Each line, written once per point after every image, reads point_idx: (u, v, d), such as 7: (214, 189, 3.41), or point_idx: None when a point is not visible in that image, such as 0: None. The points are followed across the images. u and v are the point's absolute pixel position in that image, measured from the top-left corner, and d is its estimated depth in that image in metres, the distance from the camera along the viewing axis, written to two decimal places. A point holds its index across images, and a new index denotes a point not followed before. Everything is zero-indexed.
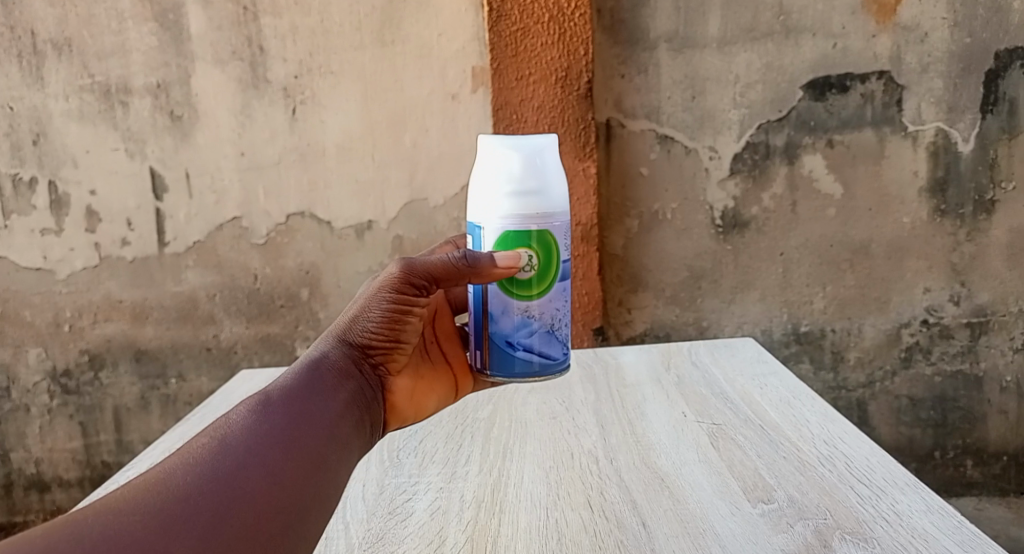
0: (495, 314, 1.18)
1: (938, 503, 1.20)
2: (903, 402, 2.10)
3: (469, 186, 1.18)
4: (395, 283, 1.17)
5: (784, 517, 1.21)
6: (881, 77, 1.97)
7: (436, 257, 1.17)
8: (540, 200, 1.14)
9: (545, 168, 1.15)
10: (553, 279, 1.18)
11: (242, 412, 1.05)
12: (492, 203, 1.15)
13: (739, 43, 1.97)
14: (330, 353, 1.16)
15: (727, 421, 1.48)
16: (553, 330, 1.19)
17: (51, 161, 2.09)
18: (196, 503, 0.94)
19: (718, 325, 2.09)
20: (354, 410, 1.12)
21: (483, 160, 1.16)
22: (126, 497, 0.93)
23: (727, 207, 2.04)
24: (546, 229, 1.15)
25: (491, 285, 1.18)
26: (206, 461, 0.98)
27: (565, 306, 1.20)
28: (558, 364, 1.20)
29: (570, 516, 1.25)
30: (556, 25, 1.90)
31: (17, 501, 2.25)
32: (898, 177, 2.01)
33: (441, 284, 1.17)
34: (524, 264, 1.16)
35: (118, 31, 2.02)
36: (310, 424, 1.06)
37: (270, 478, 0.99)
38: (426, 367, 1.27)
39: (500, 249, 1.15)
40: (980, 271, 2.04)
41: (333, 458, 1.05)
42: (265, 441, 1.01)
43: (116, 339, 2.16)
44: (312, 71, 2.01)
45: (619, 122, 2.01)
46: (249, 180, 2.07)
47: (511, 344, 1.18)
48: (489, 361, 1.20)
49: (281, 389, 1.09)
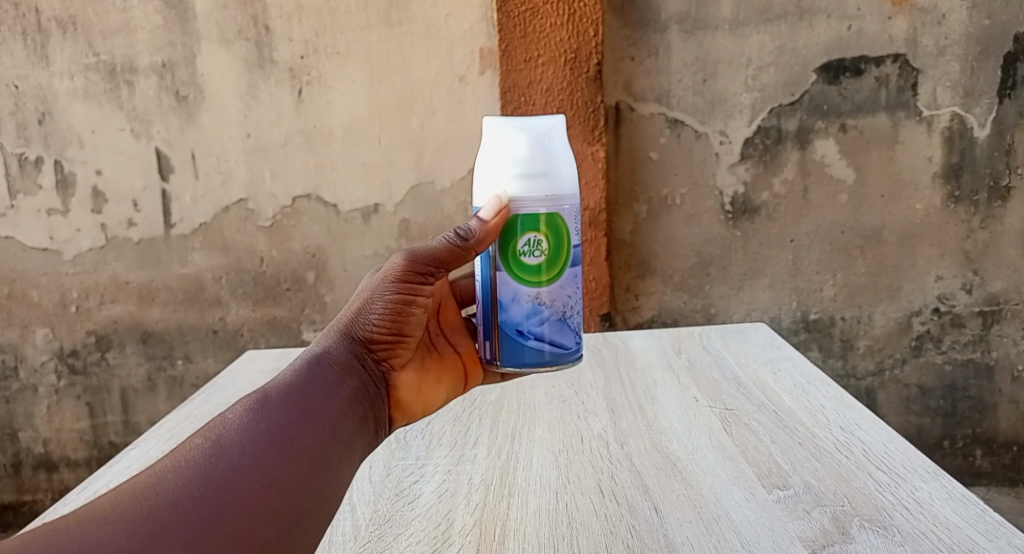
0: (505, 303, 1.16)
1: (961, 491, 1.18)
2: (913, 391, 2.07)
3: (475, 167, 1.17)
4: (400, 272, 1.17)
5: (800, 503, 1.20)
6: (896, 60, 1.94)
7: (440, 243, 1.18)
8: (548, 182, 1.13)
9: (553, 148, 1.13)
10: (564, 266, 1.16)
11: (241, 410, 1.04)
12: (500, 187, 1.14)
13: (751, 25, 1.94)
14: (333, 348, 1.15)
15: (739, 406, 1.46)
16: (565, 318, 1.17)
17: (57, 141, 2.08)
18: (186, 510, 0.93)
19: (726, 312, 2.07)
20: (358, 407, 1.12)
21: (490, 142, 1.15)
22: (113, 503, 0.93)
23: (737, 193, 2.01)
24: (555, 212, 1.14)
25: (500, 272, 1.16)
26: (198, 464, 0.97)
27: (576, 293, 1.18)
28: (570, 354, 1.18)
29: (580, 499, 1.24)
30: (566, 6, 1.87)
31: (25, 481, 2.27)
32: (912, 162, 1.98)
33: (447, 269, 1.19)
34: (534, 249, 1.15)
35: (123, 10, 2.01)
36: (310, 422, 1.05)
37: (266, 480, 0.98)
38: (433, 359, 1.26)
39: (484, 204, 1.14)
40: (993, 259, 2.01)
41: (335, 457, 1.05)
42: (263, 441, 1.01)
43: (123, 320, 2.16)
44: (318, 50, 1.99)
45: (628, 105, 1.99)
46: (256, 161, 2.06)
47: (522, 333, 1.16)
48: (499, 352, 1.18)
49: (281, 386, 1.08)
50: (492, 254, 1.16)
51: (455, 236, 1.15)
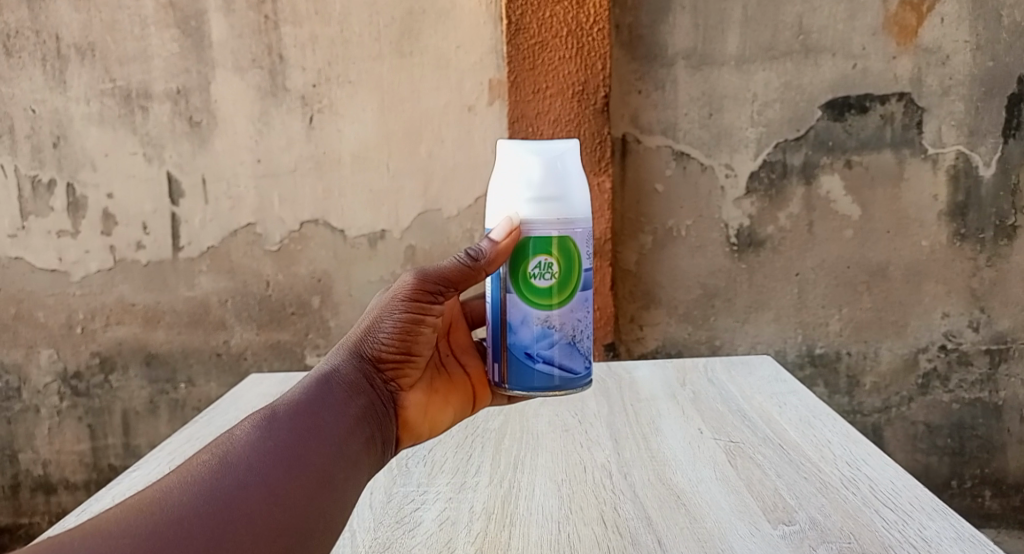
0: (515, 325, 1.16)
1: (969, 531, 1.16)
2: (920, 428, 2.05)
3: (489, 188, 1.17)
4: (410, 290, 1.17)
5: (806, 539, 1.18)
6: (900, 98, 1.96)
7: (450, 263, 1.19)
8: (561, 207, 1.13)
9: (566, 173, 1.14)
10: (574, 289, 1.16)
11: (248, 427, 1.04)
12: (512, 209, 1.14)
13: (757, 61, 1.97)
14: (342, 367, 1.14)
15: (745, 440, 1.44)
16: (574, 342, 1.17)
17: (70, 164, 2.11)
18: (190, 526, 0.93)
19: (731, 344, 2.06)
20: (366, 426, 1.10)
21: (503, 166, 1.15)
22: (117, 518, 0.93)
23: (743, 226, 2.02)
24: (567, 236, 1.14)
25: (510, 293, 1.17)
26: (204, 480, 0.97)
27: (587, 317, 1.18)
28: (579, 379, 1.18)
29: (583, 531, 1.22)
30: (574, 40, 1.90)
31: (22, 503, 2.25)
32: (917, 199, 1.98)
33: (458, 288, 1.19)
34: (545, 272, 1.15)
35: (141, 37, 2.05)
36: (318, 440, 1.05)
37: (271, 498, 0.98)
38: (442, 380, 1.25)
39: (497, 225, 1.15)
40: (1000, 297, 2.01)
41: (341, 476, 1.04)
42: (269, 459, 1.00)
43: (127, 342, 2.17)
44: (330, 79, 2.03)
45: (635, 137, 2.00)
46: (265, 187, 2.08)
47: (531, 356, 1.16)
48: (507, 375, 1.18)
49: (288, 403, 1.07)
50: (502, 275, 1.17)
51: (466, 256, 1.16)
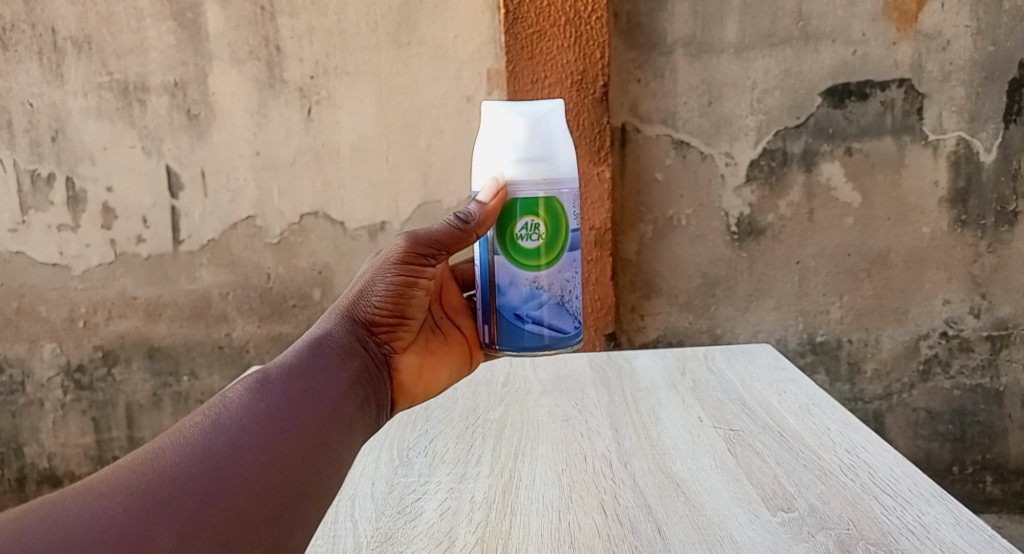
0: (503, 287, 1.22)
1: (967, 516, 1.17)
2: (921, 415, 2.06)
3: (477, 149, 1.23)
4: (402, 253, 1.21)
5: (805, 526, 1.19)
6: (901, 84, 1.95)
7: (441, 226, 1.23)
8: (548, 167, 1.19)
9: (551, 133, 1.19)
10: (562, 250, 1.22)
11: (240, 390, 1.07)
12: (499, 169, 1.20)
13: (757, 49, 1.96)
14: (334, 330, 1.18)
15: (745, 428, 1.45)
16: (563, 302, 1.22)
17: (69, 158, 2.11)
18: (184, 485, 0.95)
19: (732, 333, 2.07)
20: (359, 389, 1.15)
21: (490, 128, 1.20)
22: (111, 477, 0.94)
23: (743, 214, 2.02)
24: (553, 197, 1.20)
25: (498, 255, 1.22)
26: (197, 442, 0.99)
27: (574, 277, 1.23)
28: (569, 338, 1.23)
29: (583, 519, 1.23)
30: (572, 29, 1.89)
31: (28, 496, 2.26)
32: (918, 186, 1.98)
33: (449, 251, 1.24)
34: (533, 233, 1.20)
35: (137, 30, 2.04)
36: (310, 403, 1.08)
37: (264, 458, 1.00)
38: (437, 341, 1.30)
39: (485, 185, 1.20)
40: (1001, 283, 2.01)
41: (335, 439, 1.07)
42: (262, 421, 1.03)
43: (129, 335, 2.17)
44: (328, 71, 2.02)
45: (634, 126, 2.00)
46: (264, 179, 2.08)
47: (520, 317, 1.22)
48: (497, 335, 1.23)
49: (280, 367, 1.11)
50: (490, 238, 1.23)
51: (456, 219, 1.21)
